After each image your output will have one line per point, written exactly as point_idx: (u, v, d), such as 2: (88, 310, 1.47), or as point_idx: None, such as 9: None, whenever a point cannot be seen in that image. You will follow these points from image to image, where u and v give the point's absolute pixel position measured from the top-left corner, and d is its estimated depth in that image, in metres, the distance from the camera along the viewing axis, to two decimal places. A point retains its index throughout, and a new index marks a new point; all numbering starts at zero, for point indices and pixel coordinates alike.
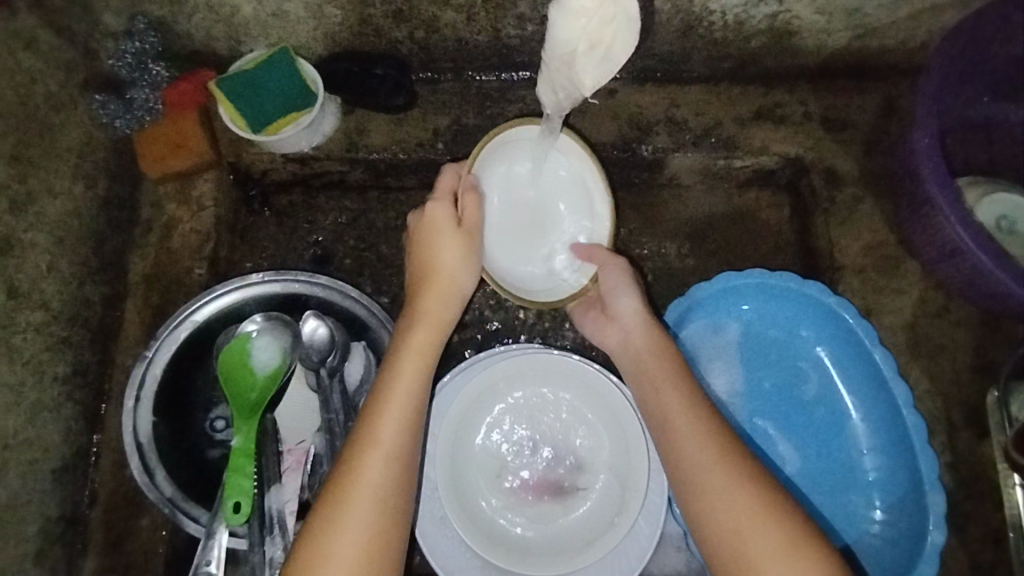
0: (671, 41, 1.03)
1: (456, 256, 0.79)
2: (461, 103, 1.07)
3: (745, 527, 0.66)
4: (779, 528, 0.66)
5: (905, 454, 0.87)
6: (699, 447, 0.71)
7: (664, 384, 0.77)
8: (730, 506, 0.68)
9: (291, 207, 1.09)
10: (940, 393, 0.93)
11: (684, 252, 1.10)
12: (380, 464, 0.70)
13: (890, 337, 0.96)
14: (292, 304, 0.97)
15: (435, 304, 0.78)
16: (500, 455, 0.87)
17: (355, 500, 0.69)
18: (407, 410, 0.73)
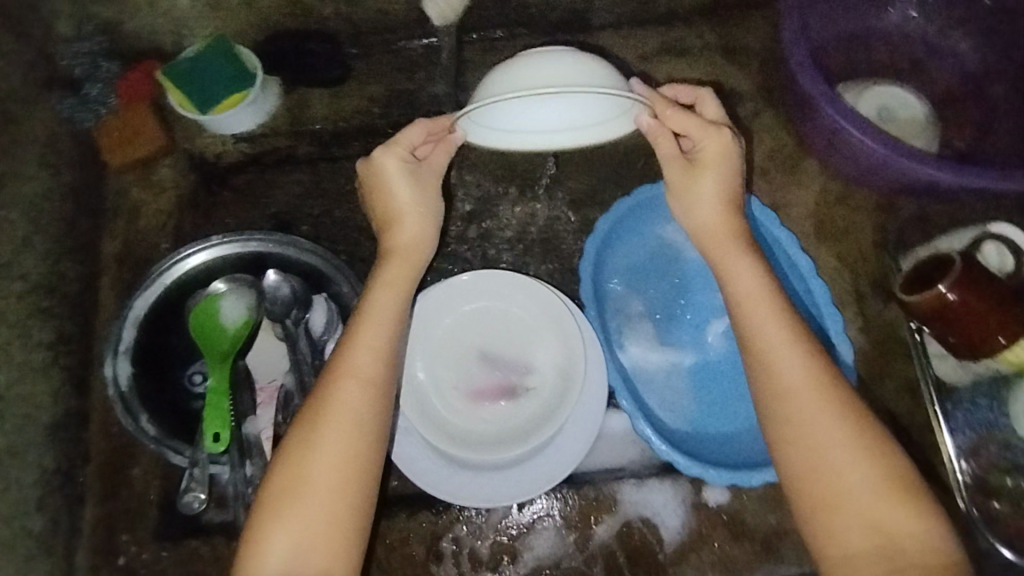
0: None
1: (411, 200, 0.82)
2: (391, 71, 1.18)
3: (835, 457, 0.69)
4: (875, 455, 0.69)
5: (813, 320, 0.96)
6: (801, 375, 0.72)
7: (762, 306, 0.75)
8: (829, 432, 0.69)
9: (248, 185, 1.15)
10: (847, 267, 1.03)
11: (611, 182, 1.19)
12: (353, 403, 0.76)
13: (797, 226, 1.06)
14: (255, 262, 1.07)
15: (405, 247, 0.82)
16: (453, 365, 0.96)
17: (323, 430, 0.74)
18: (377, 350, 0.78)
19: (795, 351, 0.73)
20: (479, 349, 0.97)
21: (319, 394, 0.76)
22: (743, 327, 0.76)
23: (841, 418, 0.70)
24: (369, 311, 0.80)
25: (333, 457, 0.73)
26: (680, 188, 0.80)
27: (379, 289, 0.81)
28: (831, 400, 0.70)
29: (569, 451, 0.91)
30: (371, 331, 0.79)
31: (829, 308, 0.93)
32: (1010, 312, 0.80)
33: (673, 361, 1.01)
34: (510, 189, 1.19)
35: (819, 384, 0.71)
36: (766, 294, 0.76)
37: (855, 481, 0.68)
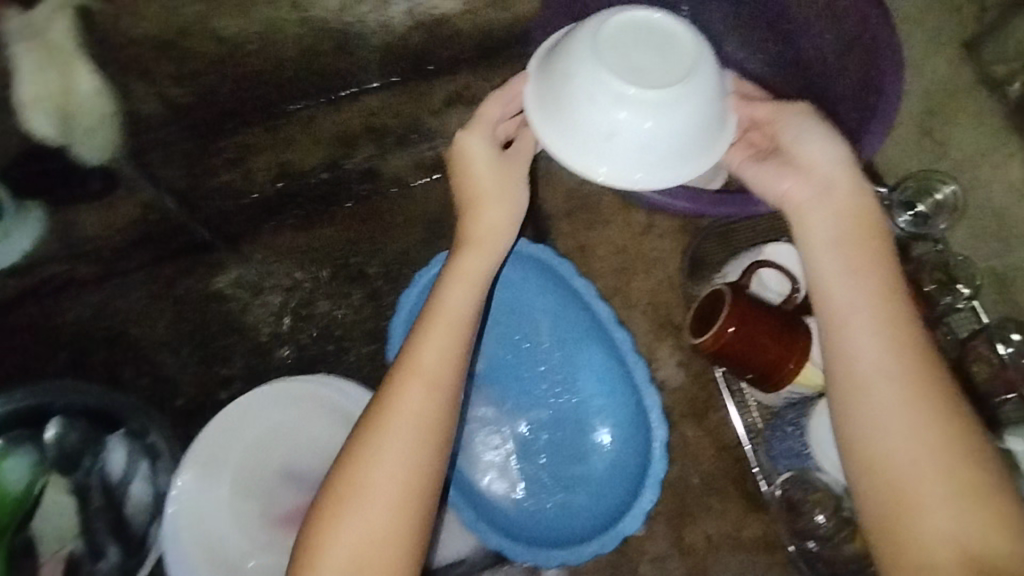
0: (344, 58, 1.03)
1: (493, 184, 0.70)
2: (162, 172, 1.05)
3: (915, 450, 0.58)
4: (958, 454, 0.57)
5: (624, 375, 0.90)
6: (885, 360, 0.60)
7: (860, 262, 0.64)
8: (909, 425, 0.59)
9: (28, 322, 1.07)
10: (659, 301, 0.99)
11: (421, 243, 1.14)
12: (389, 464, 0.62)
13: (606, 265, 1.01)
14: (32, 418, 0.94)
15: (479, 238, 0.70)
16: (255, 490, 0.92)
17: (356, 506, 0.61)
18: (446, 398, 0.65)
19: (877, 332, 0.61)
20: (284, 469, 0.93)
21: (364, 446, 0.63)
22: (823, 303, 0.65)
23: (926, 408, 0.59)
24: (433, 327, 0.67)
25: (382, 535, 0.61)
26: (804, 142, 0.67)
27: (453, 287, 0.68)
28: (907, 389, 0.59)
29: None
30: (438, 339, 0.66)
31: (635, 360, 0.88)
32: (788, 339, 0.77)
33: (487, 440, 0.93)
34: (320, 273, 1.12)
35: (907, 373, 0.60)
36: (891, 281, 0.63)
37: (928, 488, 0.57)
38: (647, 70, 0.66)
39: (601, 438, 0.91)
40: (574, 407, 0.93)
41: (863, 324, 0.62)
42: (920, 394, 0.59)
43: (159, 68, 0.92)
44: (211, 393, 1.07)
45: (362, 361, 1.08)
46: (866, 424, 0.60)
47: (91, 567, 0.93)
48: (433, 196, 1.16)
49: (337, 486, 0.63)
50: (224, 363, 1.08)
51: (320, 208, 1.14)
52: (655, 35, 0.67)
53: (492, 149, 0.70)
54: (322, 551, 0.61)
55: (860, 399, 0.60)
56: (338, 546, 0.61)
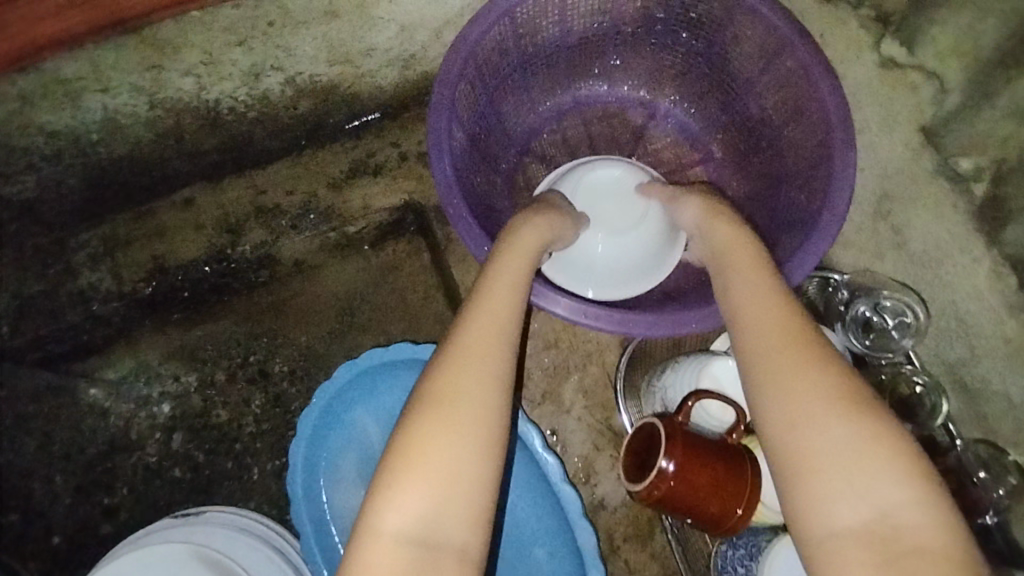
0: (218, 133, 0.92)
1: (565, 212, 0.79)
2: (21, 274, 0.93)
3: (807, 408, 0.56)
4: (856, 412, 0.55)
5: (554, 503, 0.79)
6: (778, 324, 0.62)
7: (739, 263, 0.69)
8: (803, 387, 0.57)
9: None
10: (598, 402, 0.88)
11: (331, 333, 1.00)
12: (445, 445, 0.54)
13: (538, 362, 0.89)
14: None
15: (532, 251, 0.71)
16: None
17: (403, 489, 0.53)
18: (494, 375, 0.59)
19: (768, 300, 0.64)
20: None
21: (434, 421, 0.55)
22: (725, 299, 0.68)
23: (811, 367, 0.58)
24: (499, 272, 0.68)
25: (455, 513, 0.53)
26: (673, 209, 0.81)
27: (513, 260, 0.69)
28: (803, 348, 0.59)
29: None
30: (502, 286, 0.66)
31: (567, 486, 0.77)
32: (731, 488, 0.67)
33: None
34: (216, 375, 0.98)
35: (790, 335, 0.61)
36: (775, 285, 0.66)
37: (843, 441, 0.53)
38: (618, 215, 0.85)
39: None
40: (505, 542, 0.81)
41: (753, 304, 0.64)
42: (810, 350, 0.59)
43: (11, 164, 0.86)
44: (93, 527, 0.93)
45: (269, 478, 0.96)
46: (757, 388, 0.59)
47: None
48: (343, 276, 1.02)
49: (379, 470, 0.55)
50: (105, 491, 0.94)
51: (208, 302, 0.99)
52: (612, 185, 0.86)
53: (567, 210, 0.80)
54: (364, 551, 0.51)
55: (760, 386, 0.59)
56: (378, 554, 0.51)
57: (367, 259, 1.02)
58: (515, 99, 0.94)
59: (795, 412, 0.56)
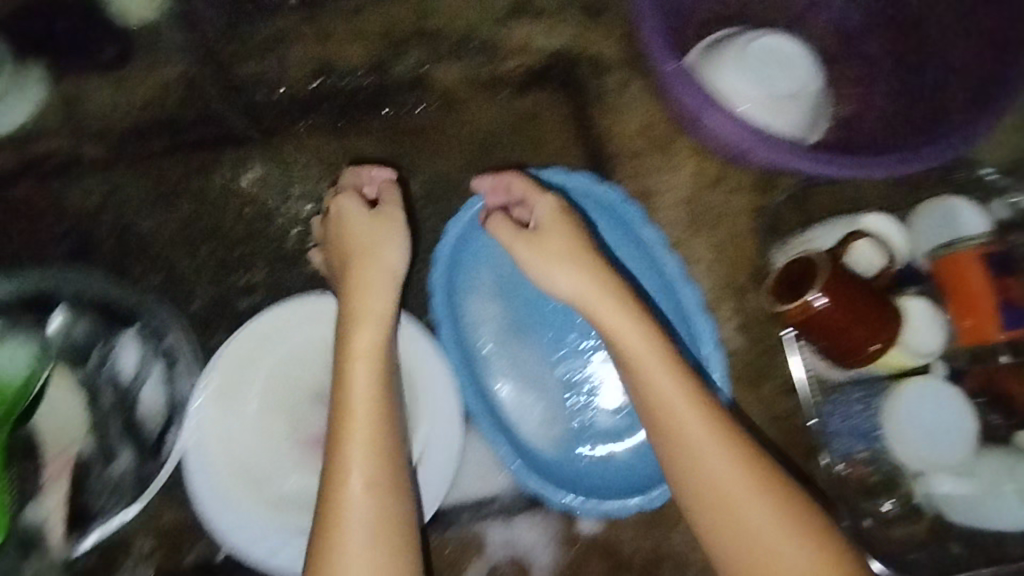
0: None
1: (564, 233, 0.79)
2: (192, 51, 1.01)
3: (732, 484, 0.70)
4: (746, 476, 0.70)
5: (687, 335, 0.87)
6: (695, 418, 0.72)
7: (613, 316, 0.76)
8: (718, 466, 0.71)
9: (28, 198, 0.98)
10: (723, 259, 0.95)
11: (466, 165, 1.03)
12: (370, 479, 0.73)
13: (672, 215, 0.96)
14: (37, 302, 0.90)
15: (368, 285, 0.79)
16: (281, 410, 0.87)
17: (347, 520, 0.71)
18: (370, 412, 0.75)
19: (671, 383, 0.74)
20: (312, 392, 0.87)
21: (335, 495, 0.72)
22: (625, 365, 0.75)
23: (708, 432, 0.71)
24: (357, 362, 0.77)
25: (386, 551, 0.71)
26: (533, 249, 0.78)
27: (364, 330, 0.78)
28: (704, 423, 0.72)
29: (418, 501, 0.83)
30: (366, 374, 0.76)
31: (703, 319, 0.85)
32: (875, 314, 0.77)
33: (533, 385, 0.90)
34: None
35: (712, 431, 0.72)
36: (653, 347, 0.74)
37: (744, 499, 0.70)
38: (781, 75, 0.93)
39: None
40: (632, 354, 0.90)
41: (655, 370, 0.73)
42: (713, 419, 0.72)
43: None
44: (230, 299, 1.00)
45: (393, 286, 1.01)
46: (677, 461, 0.72)
47: (103, 469, 0.85)
48: (485, 114, 1.03)
49: (337, 499, 0.72)
50: (244, 270, 1.01)
51: (354, 117, 1.03)
52: (781, 58, 0.94)
53: (361, 212, 0.82)
54: (342, 569, 0.70)
55: (698, 467, 0.71)
56: (350, 557, 0.70)
57: (510, 100, 1.02)
58: None
59: (701, 465, 0.71)
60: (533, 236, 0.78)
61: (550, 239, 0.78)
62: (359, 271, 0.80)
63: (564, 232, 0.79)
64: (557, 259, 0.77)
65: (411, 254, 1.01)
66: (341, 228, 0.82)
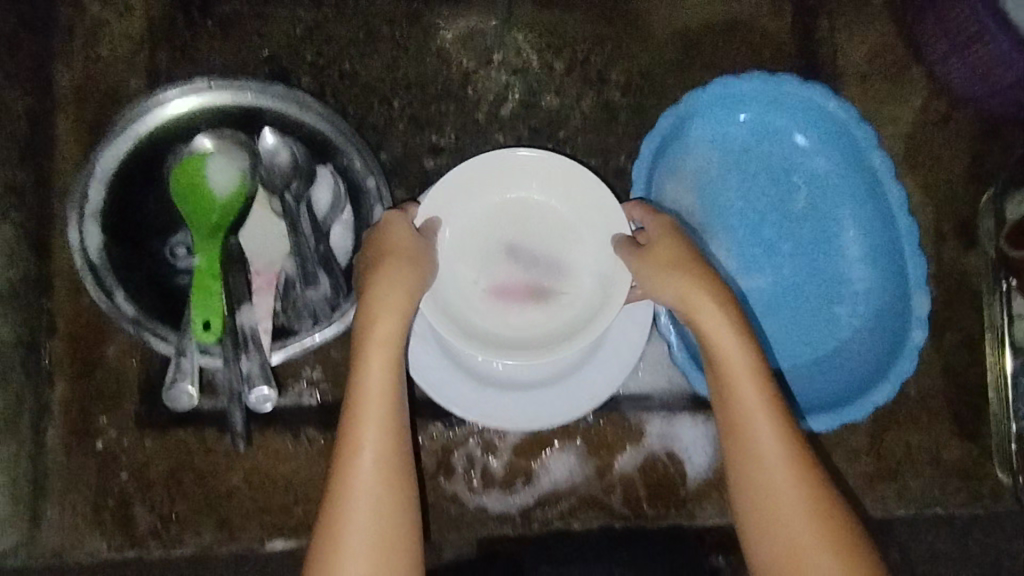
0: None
1: (677, 248, 0.72)
2: None
3: (804, 532, 0.61)
4: (821, 528, 0.61)
5: (892, 263, 0.86)
6: (768, 439, 0.64)
7: (723, 335, 0.67)
8: (794, 509, 0.62)
9: (235, 17, 0.93)
10: (933, 203, 0.91)
11: (676, 60, 0.99)
12: (378, 463, 0.63)
13: (889, 148, 0.92)
14: (245, 120, 0.87)
15: (403, 254, 0.72)
16: (477, 249, 0.82)
17: (348, 502, 0.62)
18: (392, 386, 0.66)
19: (755, 393, 0.65)
20: (509, 243, 0.82)
21: (359, 461, 0.63)
22: (717, 384, 0.68)
23: (802, 483, 0.63)
24: (379, 310, 0.68)
25: (364, 528, 0.61)
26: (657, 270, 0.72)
27: (385, 284, 0.69)
28: (787, 456, 0.63)
29: (602, 378, 0.85)
30: (385, 329, 0.68)
31: (916, 253, 0.83)
32: None
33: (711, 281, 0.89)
34: (556, 61, 0.99)
35: (755, 456, 0.64)
36: (753, 357, 0.67)
37: (816, 551, 0.61)
38: None
39: (854, 322, 0.88)
40: (827, 273, 0.89)
41: (743, 374, 0.66)
42: (804, 465, 0.63)
43: None
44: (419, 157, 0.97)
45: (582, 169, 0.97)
46: (751, 492, 0.64)
47: (299, 293, 0.86)
48: (699, 11, 0.99)
49: (340, 480, 0.63)
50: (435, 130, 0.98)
51: None
52: None
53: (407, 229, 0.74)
54: (343, 555, 0.61)
55: (762, 485, 0.63)
56: (352, 541, 0.61)
57: (729, 1, 0.98)
58: None
59: (772, 499, 0.63)
60: (647, 250, 0.73)
61: (671, 243, 0.73)
62: (370, 274, 0.70)
63: (681, 244, 0.73)
64: (667, 266, 0.71)
65: (605, 144, 0.98)
66: (379, 237, 0.74)
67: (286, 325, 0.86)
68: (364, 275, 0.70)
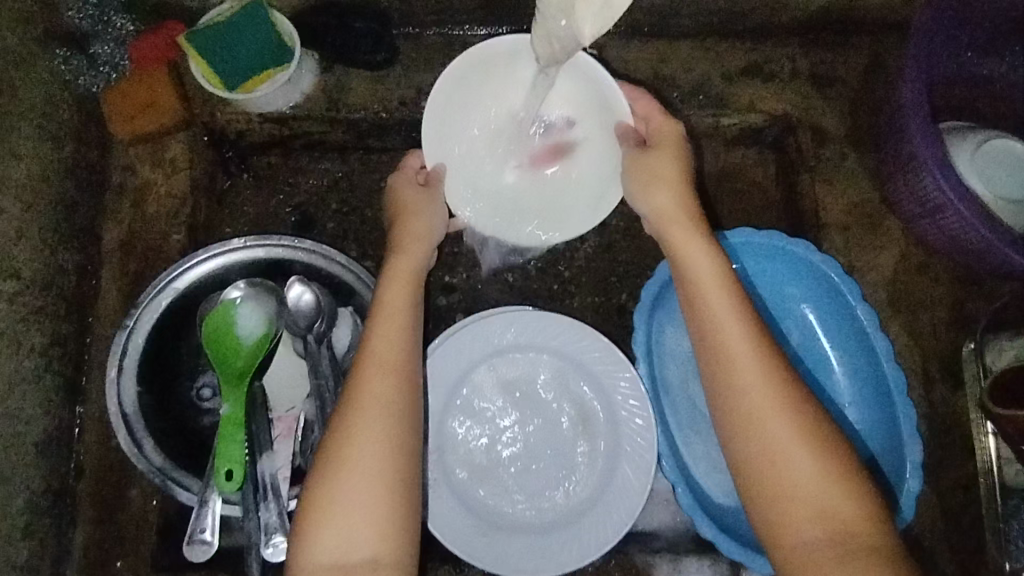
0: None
1: (659, 189, 0.77)
2: (445, 59, 0.99)
3: (775, 434, 0.65)
4: (793, 428, 0.65)
5: (887, 410, 0.91)
6: (745, 359, 0.67)
7: (697, 256, 0.73)
8: (769, 418, 0.65)
9: (270, 169, 1.03)
10: (917, 346, 0.96)
11: None
12: (390, 384, 0.71)
13: (871, 294, 0.98)
14: (275, 270, 0.93)
15: (415, 237, 0.79)
16: (490, 138, 0.87)
17: (362, 414, 0.69)
18: (401, 329, 0.74)
19: (735, 318, 0.69)
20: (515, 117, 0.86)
21: (359, 393, 0.70)
22: (692, 317, 0.72)
23: (776, 399, 0.65)
24: (391, 276, 0.77)
25: (362, 456, 0.67)
26: (637, 181, 0.79)
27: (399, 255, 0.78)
28: (760, 368, 0.67)
29: (611, 524, 0.86)
30: (400, 288, 0.76)
31: (905, 402, 0.88)
32: None
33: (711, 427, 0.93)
34: None
35: (730, 376, 0.67)
36: (726, 288, 0.71)
37: (789, 453, 0.64)
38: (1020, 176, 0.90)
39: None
40: (827, 415, 0.95)
41: (723, 310, 0.69)
42: (779, 380, 0.66)
43: None
44: (432, 296, 1.00)
45: (587, 308, 1.00)
46: (725, 408, 0.68)
47: (316, 437, 0.89)
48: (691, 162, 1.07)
49: (357, 387, 0.70)
50: (448, 270, 1.00)
51: None
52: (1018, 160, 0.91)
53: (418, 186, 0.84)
54: (352, 462, 0.67)
55: (737, 417, 0.67)
56: (360, 446, 0.67)
57: (716, 153, 1.08)
58: (944, 60, 0.95)
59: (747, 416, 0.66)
60: (642, 154, 0.79)
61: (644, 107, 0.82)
62: (400, 217, 0.81)
63: (665, 159, 0.78)
64: (649, 179, 0.78)
65: (606, 284, 1.01)
66: (399, 195, 0.83)
67: (304, 468, 0.89)
68: (393, 231, 0.81)
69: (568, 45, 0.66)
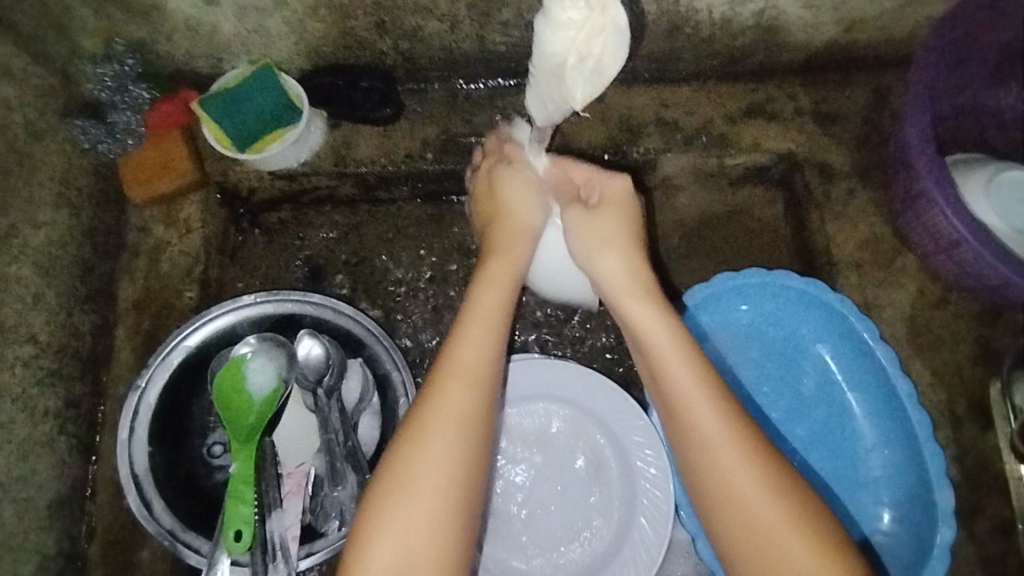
0: (660, 41, 0.98)
1: (602, 253, 0.78)
2: (449, 112, 1.01)
3: (752, 504, 0.63)
4: (778, 496, 0.63)
5: (915, 456, 0.87)
6: (720, 434, 0.66)
7: (679, 368, 0.69)
8: (747, 488, 0.64)
9: (281, 225, 1.05)
10: (943, 384, 0.93)
11: (678, 250, 1.07)
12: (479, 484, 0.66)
13: (890, 331, 0.96)
14: (285, 324, 0.93)
15: (496, 251, 0.78)
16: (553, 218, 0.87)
17: (388, 517, 0.63)
18: (487, 380, 0.69)
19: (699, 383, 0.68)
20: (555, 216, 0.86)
21: (403, 468, 0.64)
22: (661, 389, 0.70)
23: (759, 477, 0.64)
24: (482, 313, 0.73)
25: (389, 543, 0.62)
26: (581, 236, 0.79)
27: (492, 293, 0.74)
28: (764, 484, 0.64)
29: None
30: (485, 325, 0.72)
31: (933, 450, 0.84)
32: None
33: None
34: None
35: (710, 453, 0.65)
36: (687, 355, 0.70)
37: (771, 522, 0.63)
38: None
39: (881, 507, 0.90)
40: (849, 459, 0.92)
41: (686, 379, 0.68)
42: (758, 458, 0.65)
43: (495, 24, 0.92)
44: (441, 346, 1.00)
45: (598, 353, 0.99)
46: (708, 480, 0.66)
47: (327, 492, 0.88)
48: (697, 204, 1.08)
49: (402, 458, 0.65)
50: (458, 317, 1.01)
51: None
52: None
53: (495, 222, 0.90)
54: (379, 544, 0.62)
55: (726, 492, 0.64)
56: (381, 548, 0.62)
57: (723, 193, 1.08)
58: (948, 93, 0.94)
59: (761, 534, 0.63)
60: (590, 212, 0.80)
61: (604, 226, 0.79)
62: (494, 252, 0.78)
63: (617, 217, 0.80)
64: (601, 242, 0.78)
65: (618, 328, 1.00)
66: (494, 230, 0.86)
67: (313, 524, 0.88)
68: (482, 268, 0.77)
69: (562, 105, 0.67)
